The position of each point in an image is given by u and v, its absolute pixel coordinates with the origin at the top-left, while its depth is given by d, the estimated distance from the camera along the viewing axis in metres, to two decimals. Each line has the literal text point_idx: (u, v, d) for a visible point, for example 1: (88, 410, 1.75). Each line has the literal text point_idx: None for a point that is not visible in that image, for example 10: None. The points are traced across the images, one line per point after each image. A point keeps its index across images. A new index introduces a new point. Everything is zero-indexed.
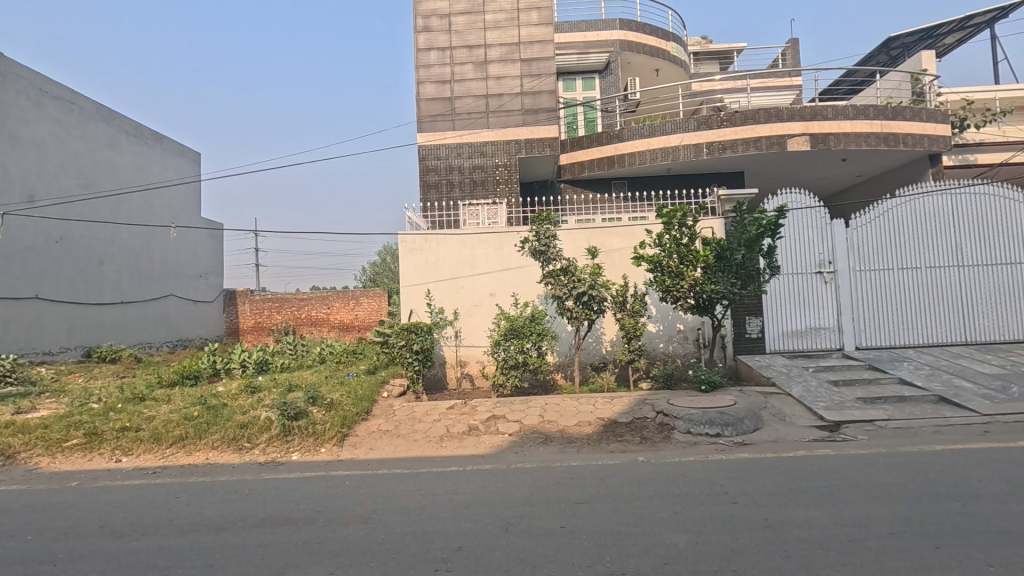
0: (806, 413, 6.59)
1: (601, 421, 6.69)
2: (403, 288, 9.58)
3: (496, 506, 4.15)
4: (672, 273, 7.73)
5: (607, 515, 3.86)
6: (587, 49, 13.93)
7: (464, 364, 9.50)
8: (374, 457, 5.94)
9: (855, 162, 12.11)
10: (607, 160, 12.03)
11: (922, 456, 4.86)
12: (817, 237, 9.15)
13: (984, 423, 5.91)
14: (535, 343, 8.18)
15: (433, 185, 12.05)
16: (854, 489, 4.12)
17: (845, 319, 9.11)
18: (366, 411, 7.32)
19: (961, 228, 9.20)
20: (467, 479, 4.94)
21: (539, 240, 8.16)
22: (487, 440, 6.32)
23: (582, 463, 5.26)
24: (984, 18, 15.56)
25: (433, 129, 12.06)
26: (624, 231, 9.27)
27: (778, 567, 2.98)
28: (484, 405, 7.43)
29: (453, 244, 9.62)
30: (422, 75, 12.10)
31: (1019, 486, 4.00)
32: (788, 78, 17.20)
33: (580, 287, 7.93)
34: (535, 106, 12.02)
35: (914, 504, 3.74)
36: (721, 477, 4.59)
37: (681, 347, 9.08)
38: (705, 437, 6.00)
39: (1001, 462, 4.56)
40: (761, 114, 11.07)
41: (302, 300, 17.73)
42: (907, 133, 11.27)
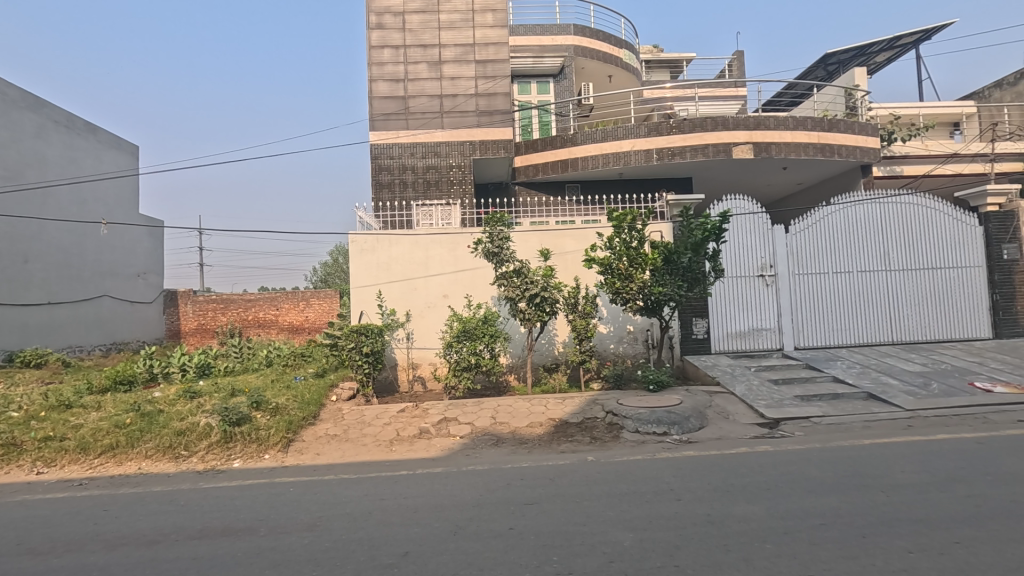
0: (747, 411, 6.85)
1: (552, 421, 6.76)
2: (352, 289, 9.36)
3: (446, 509, 4.11)
4: (622, 275, 7.88)
5: (556, 515, 3.90)
6: (542, 54, 14.08)
7: (416, 367, 9.39)
8: (320, 463, 5.78)
9: (795, 171, 12.71)
10: (561, 164, 12.19)
11: (852, 450, 5.15)
12: (759, 241, 9.54)
13: (908, 418, 6.32)
14: (488, 344, 8.16)
15: (386, 185, 11.86)
16: (791, 482, 4.32)
17: (785, 320, 9.53)
18: (313, 415, 7.12)
19: (889, 235, 9.79)
20: (417, 483, 4.87)
21: (492, 241, 8.15)
22: (438, 442, 6.27)
23: (533, 464, 5.30)
24: (910, 39, 16.70)
25: (386, 128, 11.87)
26: (577, 234, 9.39)
27: (719, 561, 3.08)
28: (436, 408, 7.37)
29: (406, 245, 9.50)
30: (375, 72, 11.89)
31: (937, 476, 4.30)
32: (733, 88, 17.91)
33: (533, 289, 7.98)
34: (489, 107, 12.02)
35: (844, 496, 3.95)
36: (667, 474, 4.71)
37: (631, 348, 9.28)
38: (653, 435, 6.15)
39: (922, 454, 4.88)
40: (709, 122, 11.45)
41: (249, 302, 17.17)
42: (841, 145, 11.92)
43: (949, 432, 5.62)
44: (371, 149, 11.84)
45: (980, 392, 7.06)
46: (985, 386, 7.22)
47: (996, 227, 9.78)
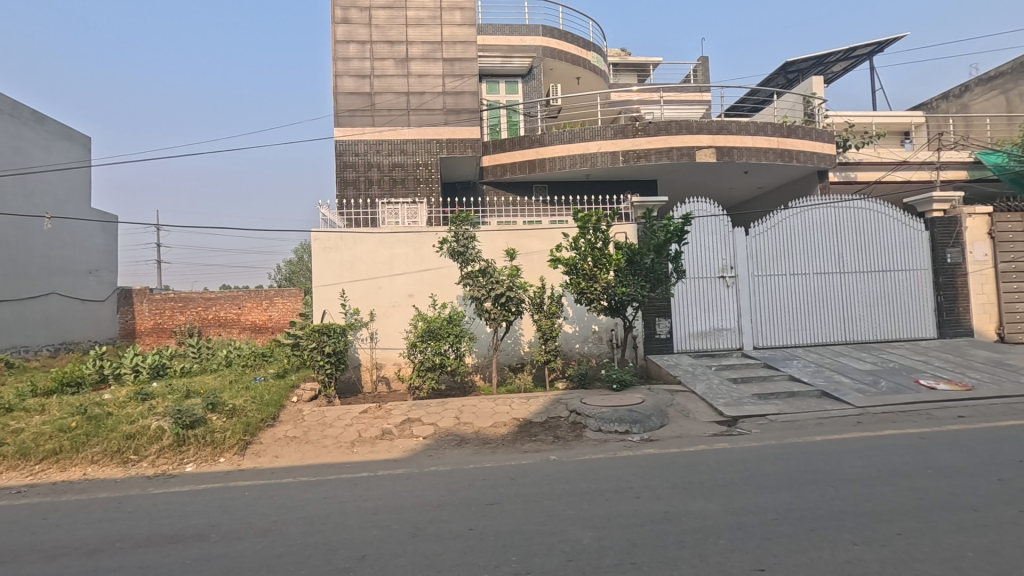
0: (707, 409, 7.00)
1: (516, 421, 6.77)
2: (315, 288, 9.19)
3: (407, 511, 4.06)
4: (587, 276, 7.95)
5: (517, 514, 3.91)
6: (510, 54, 14.08)
7: (380, 367, 9.27)
8: (278, 466, 5.64)
9: (755, 175, 13.06)
10: (529, 164, 12.22)
11: (804, 446, 5.31)
12: (720, 243, 9.77)
13: (858, 415, 6.57)
14: (453, 344, 8.11)
15: (351, 182, 11.67)
16: (746, 479, 4.43)
17: (744, 320, 9.78)
18: (272, 417, 6.93)
19: (843, 239, 10.15)
20: (378, 484, 4.80)
21: (457, 241, 8.11)
22: (400, 443, 6.20)
23: (496, 463, 5.30)
24: (864, 50, 17.37)
25: (352, 124, 11.68)
26: (543, 235, 9.42)
27: (674, 558, 3.13)
28: (399, 408, 7.27)
29: (371, 244, 9.36)
30: (340, 67, 11.68)
31: (882, 470, 4.48)
32: (698, 93, 18.27)
33: (498, 289, 7.97)
34: (456, 106, 11.95)
35: (795, 491, 4.07)
36: (628, 472, 4.78)
37: (596, 348, 9.37)
38: (615, 434, 6.22)
39: (869, 449, 5.08)
40: (673, 126, 11.66)
41: (209, 300, 16.71)
42: (799, 150, 12.30)
43: (895, 428, 5.87)
44: (335, 145, 11.64)
45: (924, 389, 7.39)
46: (929, 383, 7.56)
47: (941, 232, 10.26)
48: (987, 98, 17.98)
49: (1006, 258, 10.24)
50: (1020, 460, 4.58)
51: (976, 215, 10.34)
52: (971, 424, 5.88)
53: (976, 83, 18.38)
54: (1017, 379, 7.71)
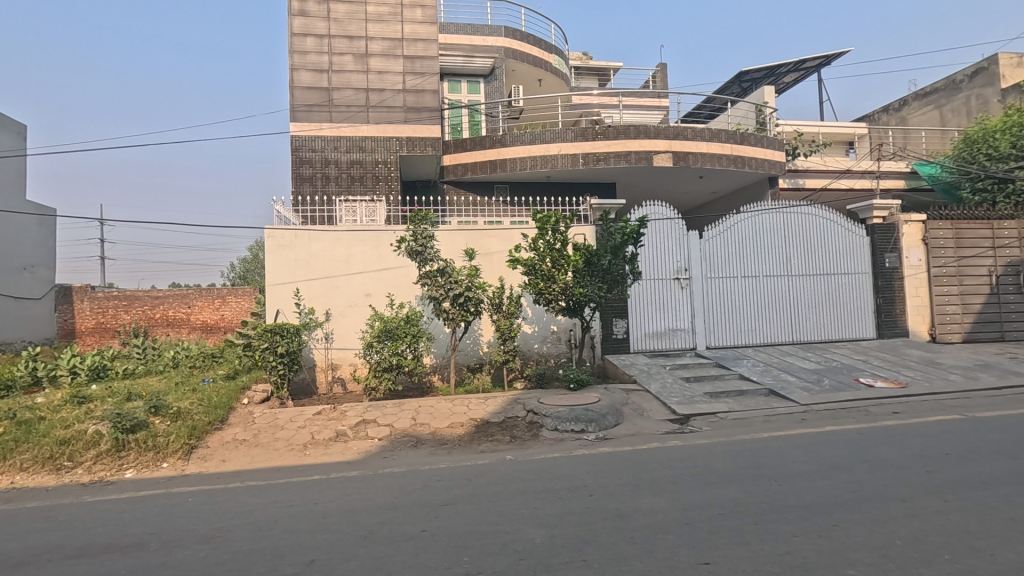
0: (661, 408, 7.16)
1: (473, 421, 6.76)
2: (268, 286, 8.93)
3: (359, 514, 3.99)
4: (545, 276, 8.00)
5: (471, 515, 3.90)
6: (472, 53, 14.05)
7: (336, 368, 9.08)
8: (225, 470, 5.46)
9: (710, 180, 13.44)
10: (490, 164, 12.21)
11: (751, 443, 5.50)
12: (675, 246, 10.02)
13: (802, 412, 6.85)
14: (410, 345, 8.03)
15: (307, 179, 11.42)
16: (695, 475, 4.56)
17: (698, 321, 10.05)
18: (220, 420, 6.71)
19: (791, 243, 10.57)
20: (331, 487, 4.70)
21: (415, 240, 8.03)
22: (355, 445, 6.09)
23: (452, 464, 5.27)
24: (812, 63, 18.15)
25: (308, 119, 11.42)
26: (503, 235, 9.44)
27: (624, 554, 3.19)
28: (355, 409, 7.15)
29: (327, 242, 9.17)
30: (297, 61, 11.40)
31: (822, 465, 4.68)
32: (656, 98, 18.68)
33: (457, 288, 7.93)
34: (417, 104, 11.83)
35: (742, 486, 4.21)
36: (581, 471, 4.84)
37: (554, 348, 9.44)
38: (571, 433, 6.30)
39: (811, 445, 5.30)
40: (632, 131, 11.89)
41: (156, 299, 16.05)
42: (751, 157, 12.73)
43: (835, 424, 6.15)
44: (291, 140, 11.36)
45: (863, 386, 7.77)
46: (868, 381, 7.96)
47: (880, 237, 10.81)
48: (923, 112, 19.06)
49: (938, 263, 10.84)
50: (946, 452, 4.88)
51: (911, 222, 10.94)
52: (904, 420, 6.23)
53: (914, 97, 19.47)
54: (947, 377, 8.20)
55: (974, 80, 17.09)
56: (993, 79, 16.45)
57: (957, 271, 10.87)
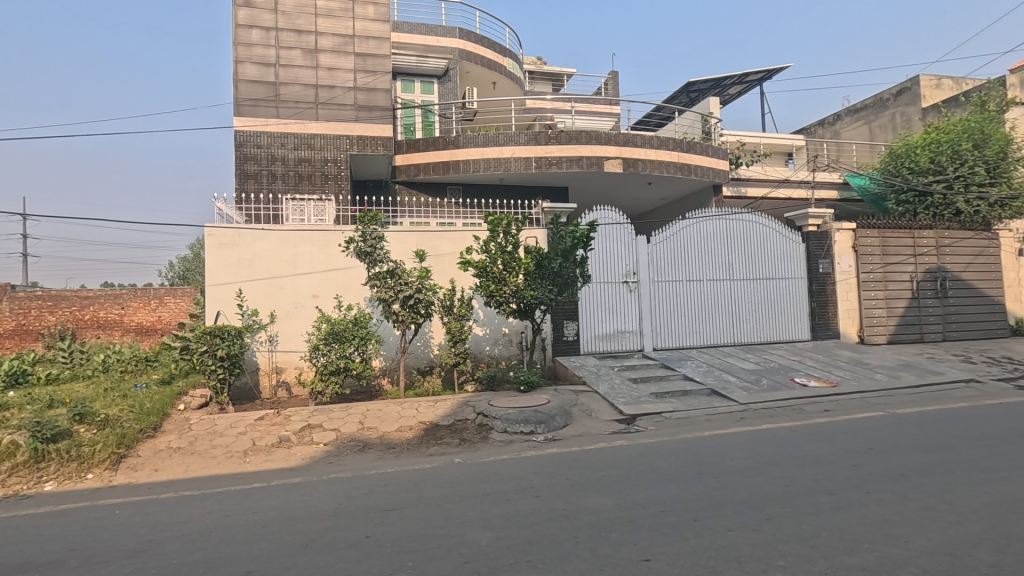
0: (609, 408, 7.31)
1: (422, 424, 6.69)
2: (207, 286, 8.55)
3: (301, 521, 3.88)
4: (496, 279, 8.02)
5: (416, 519, 3.85)
6: (426, 54, 13.93)
7: (281, 371, 8.79)
8: (157, 480, 5.18)
9: (658, 186, 13.82)
10: (442, 165, 12.14)
11: (692, 441, 5.69)
12: (624, 250, 10.25)
13: (742, 411, 7.14)
14: (358, 348, 7.88)
15: (252, 175, 11.03)
16: (639, 474, 4.68)
17: (645, 323, 10.31)
18: (153, 427, 6.38)
19: (733, 249, 11.00)
20: (272, 495, 4.55)
21: (364, 241, 7.88)
22: (299, 451, 5.92)
23: (400, 468, 5.19)
24: (755, 76, 18.98)
25: (254, 114, 11.03)
26: (455, 237, 9.40)
27: (568, 554, 3.22)
28: (299, 414, 6.95)
29: (272, 242, 8.87)
30: (242, 53, 10.98)
31: (758, 461, 4.89)
32: (608, 105, 19.07)
33: (407, 291, 7.83)
34: (369, 103, 11.64)
35: (683, 484, 4.35)
36: (530, 472, 4.87)
37: (506, 350, 9.47)
38: (520, 435, 6.33)
39: (748, 442, 5.54)
40: (583, 136, 12.10)
41: (85, 299, 15.04)
42: (697, 165, 13.19)
43: (771, 422, 6.45)
44: (235, 135, 10.94)
45: (797, 386, 8.16)
46: (802, 381, 8.37)
47: (815, 244, 11.41)
48: (855, 127, 20.28)
49: (866, 269, 11.54)
50: (870, 447, 5.21)
51: (842, 230, 11.60)
52: (833, 417, 6.60)
53: (846, 113, 20.69)
54: (872, 376, 8.75)
55: (899, 98, 18.30)
56: (916, 98, 17.68)
57: (883, 277, 11.61)
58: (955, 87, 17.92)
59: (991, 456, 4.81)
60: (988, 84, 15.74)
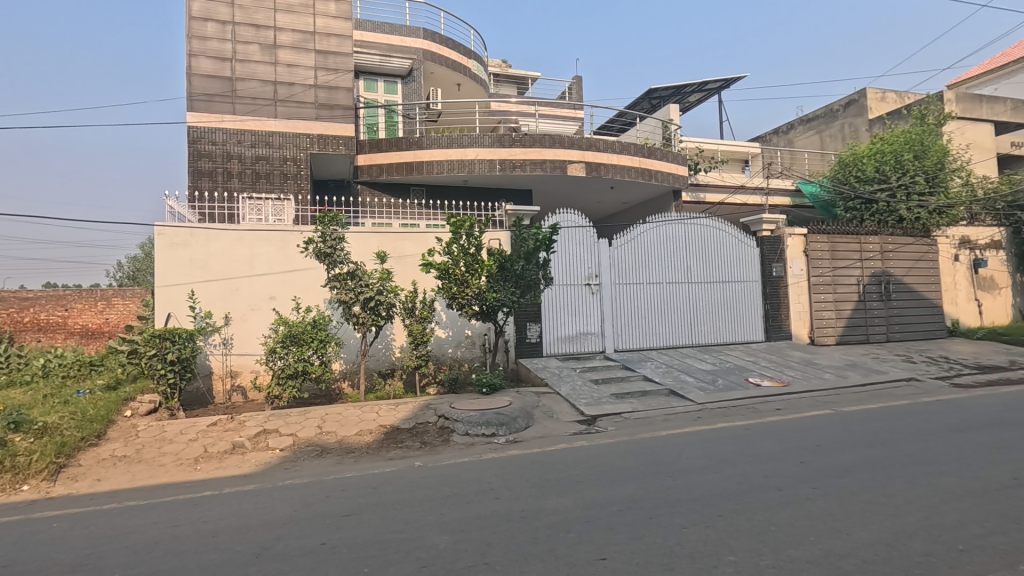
0: (570, 410, 7.38)
1: (382, 428, 6.60)
2: (157, 287, 8.23)
3: (254, 529, 3.78)
4: (458, 281, 8.01)
5: (374, 524, 3.80)
6: (389, 53, 13.80)
7: (236, 376, 8.53)
8: (100, 490, 4.95)
9: (620, 190, 14.06)
10: (406, 165, 12.02)
11: (650, 441, 5.81)
12: (586, 253, 10.38)
13: (699, 411, 7.32)
14: (317, 350, 7.72)
15: (206, 173, 10.68)
16: (598, 474, 4.74)
17: (606, 325, 10.46)
18: (96, 434, 6.11)
19: (692, 253, 11.28)
20: (224, 503, 4.40)
21: (324, 241, 7.73)
22: (253, 457, 5.76)
23: (358, 473, 5.11)
24: (714, 85, 19.52)
25: (208, 110, 10.69)
26: (417, 239, 9.33)
27: (526, 554, 3.25)
28: (255, 419, 6.76)
29: (227, 242, 8.61)
30: (196, 46, 10.64)
31: (713, 460, 5.02)
32: (572, 109, 19.28)
33: (367, 292, 7.73)
34: (330, 101, 11.44)
35: (640, 483, 4.43)
36: (490, 474, 4.87)
37: (468, 352, 9.45)
38: (481, 437, 6.33)
39: (704, 441, 5.69)
40: (547, 140, 12.21)
41: (25, 300, 14.26)
42: (658, 170, 13.47)
43: (726, 421, 6.64)
44: (188, 131, 10.58)
45: (751, 386, 8.42)
46: (756, 381, 8.64)
47: (769, 249, 11.80)
48: (807, 136, 21.11)
49: (817, 273, 12.01)
50: (817, 444, 5.43)
51: (795, 235, 12.04)
52: (784, 415, 6.84)
53: (799, 122, 21.55)
54: (822, 376, 9.11)
55: (848, 109, 19.15)
56: (863, 110, 18.54)
57: (832, 281, 12.11)
58: (899, 100, 18.88)
59: (927, 450, 5.08)
60: (928, 98, 16.65)
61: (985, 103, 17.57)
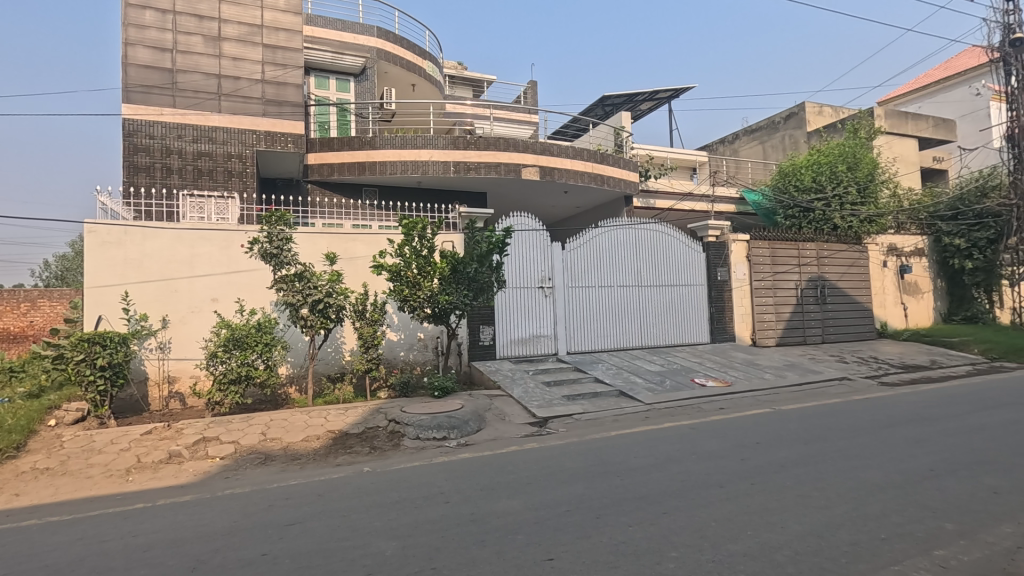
0: (522, 412, 7.42)
1: (331, 433, 6.45)
2: (86, 288, 7.75)
3: (190, 542, 3.61)
4: (410, 283, 7.93)
5: (319, 532, 3.70)
6: (342, 50, 13.52)
7: (174, 381, 8.13)
8: (18, 506, 4.61)
9: (574, 195, 14.27)
10: (358, 165, 11.81)
11: (599, 442, 5.92)
12: (540, 256, 10.48)
13: (647, 410, 7.52)
14: (262, 355, 7.45)
15: (143, 168, 10.17)
16: (547, 475, 4.80)
17: (559, 328, 10.59)
18: (15, 447, 5.70)
19: (642, 257, 11.56)
20: (158, 516, 4.19)
21: (270, 242, 7.48)
22: (191, 467, 5.51)
23: (303, 480, 4.97)
24: (664, 94, 20.11)
25: (146, 102, 10.18)
26: (369, 240, 9.19)
27: (473, 558, 3.24)
28: (193, 427, 6.46)
29: (166, 241, 8.21)
30: (133, 35, 10.11)
31: (659, 459, 5.16)
32: (526, 114, 19.44)
33: (316, 295, 7.55)
34: (278, 97, 11.10)
35: (588, 483, 4.51)
36: (440, 478, 4.84)
37: (421, 355, 9.35)
38: (432, 440, 6.27)
39: (651, 441, 5.83)
40: (501, 143, 12.28)
41: None
42: (610, 175, 13.74)
43: (672, 421, 6.84)
44: (123, 123, 10.03)
45: (697, 386, 8.70)
46: (701, 381, 8.95)
47: (714, 254, 12.25)
48: (751, 146, 22.04)
49: (758, 277, 12.55)
50: (757, 441, 5.67)
51: (738, 241, 12.53)
52: (726, 414, 7.12)
53: (743, 133, 22.48)
54: (762, 376, 9.52)
55: (788, 122, 20.13)
56: (802, 123, 19.53)
57: (772, 285, 12.67)
58: (834, 114, 19.99)
59: (855, 445, 5.40)
60: (860, 114, 17.71)
61: (910, 120, 18.85)
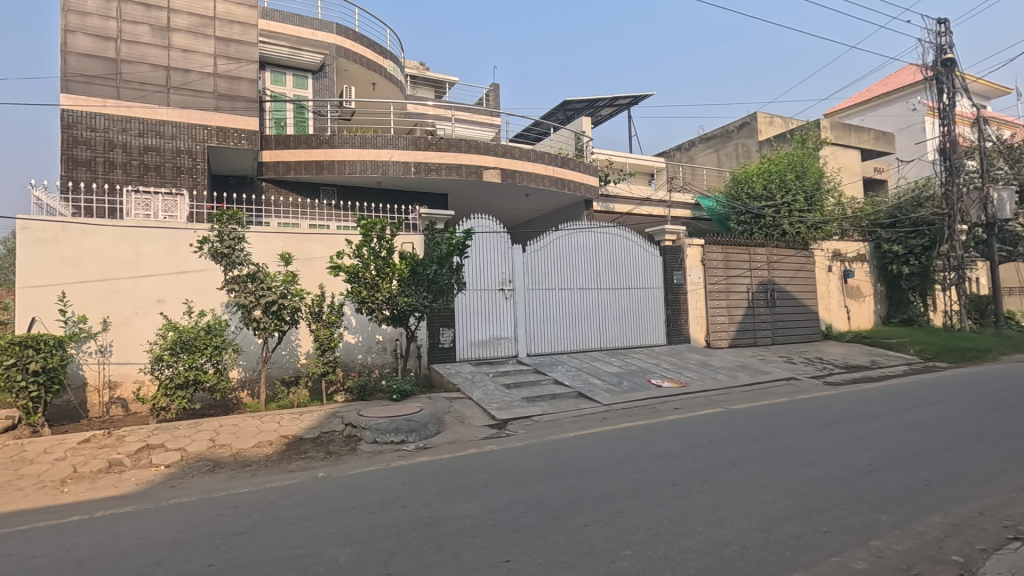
0: (481, 414, 7.41)
1: (284, 438, 6.27)
2: (18, 288, 7.29)
3: (132, 555, 3.44)
4: (368, 284, 7.80)
5: (270, 541, 3.59)
6: (300, 46, 13.22)
7: (115, 386, 7.74)
8: None
9: (535, 198, 14.37)
10: (315, 164, 11.55)
11: (558, 443, 5.98)
12: (500, 259, 10.50)
13: (605, 411, 7.64)
14: (211, 358, 7.19)
15: (83, 162, 9.67)
16: (506, 477, 4.80)
17: (520, 330, 10.62)
18: None
19: (601, 260, 11.74)
20: (97, 528, 3.97)
21: (221, 241, 7.22)
22: (132, 476, 5.25)
23: (254, 488, 4.80)
24: (624, 101, 20.48)
25: (87, 93, 9.69)
26: (326, 240, 9.01)
27: (429, 562, 3.21)
28: (136, 434, 6.17)
29: (107, 239, 7.81)
30: (73, 21, 9.59)
31: (616, 459, 5.24)
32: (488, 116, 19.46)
33: (269, 296, 7.33)
34: (231, 92, 10.73)
35: (545, 485, 4.54)
36: (397, 482, 4.77)
37: (379, 358, 9.21)
38: (390, 444, 6.19)
39: (608, 441, 5.92)
40: (462, 145, 12.24)
41: None
42: (571, 179, 13.90)
43: (629, 421, 6.96)
44: (60, 114, 9.50)
45: (653, 387, 8.89)
46: (657, 381, 9.16)
47: (670, 258, 12.55)
48: (706, 154, 22.70)
49: (712, 281, 12.94)
50: (709, 440, 5.84)
51: (693, 245, 12.88)
52: (681, 414, 7.30)
53: (699, 140, 23.15)
54: (715, 376, 9.82)
55: (741, 131, 20.86)
56: (754, 132, 20.26)
57: (725, 288, 13.09)
58: (784, 125, 20.83)
59: (802, 442, 5.63)
60: (807, 125, 18.51)
61: (853, 132, 19.83)
